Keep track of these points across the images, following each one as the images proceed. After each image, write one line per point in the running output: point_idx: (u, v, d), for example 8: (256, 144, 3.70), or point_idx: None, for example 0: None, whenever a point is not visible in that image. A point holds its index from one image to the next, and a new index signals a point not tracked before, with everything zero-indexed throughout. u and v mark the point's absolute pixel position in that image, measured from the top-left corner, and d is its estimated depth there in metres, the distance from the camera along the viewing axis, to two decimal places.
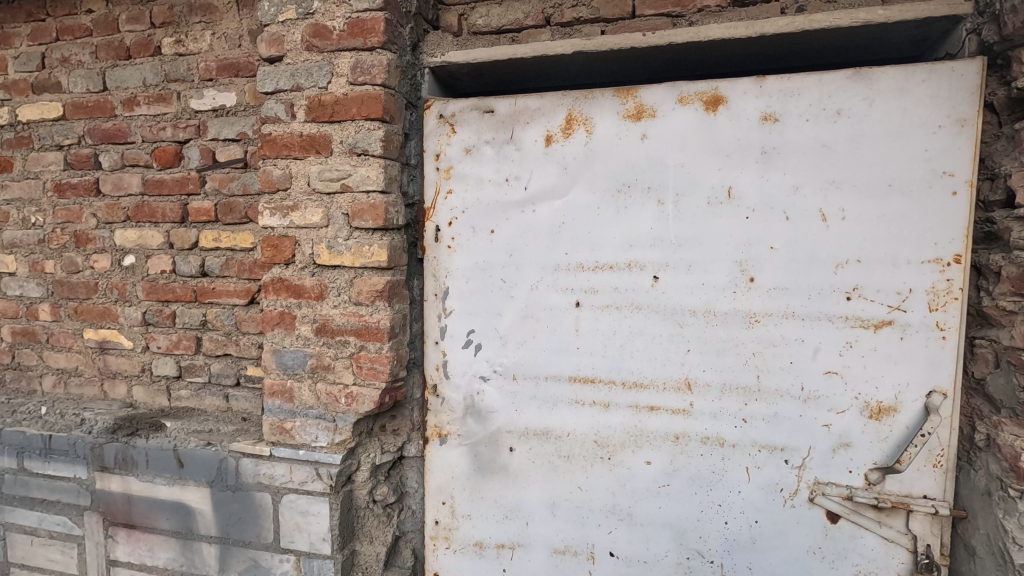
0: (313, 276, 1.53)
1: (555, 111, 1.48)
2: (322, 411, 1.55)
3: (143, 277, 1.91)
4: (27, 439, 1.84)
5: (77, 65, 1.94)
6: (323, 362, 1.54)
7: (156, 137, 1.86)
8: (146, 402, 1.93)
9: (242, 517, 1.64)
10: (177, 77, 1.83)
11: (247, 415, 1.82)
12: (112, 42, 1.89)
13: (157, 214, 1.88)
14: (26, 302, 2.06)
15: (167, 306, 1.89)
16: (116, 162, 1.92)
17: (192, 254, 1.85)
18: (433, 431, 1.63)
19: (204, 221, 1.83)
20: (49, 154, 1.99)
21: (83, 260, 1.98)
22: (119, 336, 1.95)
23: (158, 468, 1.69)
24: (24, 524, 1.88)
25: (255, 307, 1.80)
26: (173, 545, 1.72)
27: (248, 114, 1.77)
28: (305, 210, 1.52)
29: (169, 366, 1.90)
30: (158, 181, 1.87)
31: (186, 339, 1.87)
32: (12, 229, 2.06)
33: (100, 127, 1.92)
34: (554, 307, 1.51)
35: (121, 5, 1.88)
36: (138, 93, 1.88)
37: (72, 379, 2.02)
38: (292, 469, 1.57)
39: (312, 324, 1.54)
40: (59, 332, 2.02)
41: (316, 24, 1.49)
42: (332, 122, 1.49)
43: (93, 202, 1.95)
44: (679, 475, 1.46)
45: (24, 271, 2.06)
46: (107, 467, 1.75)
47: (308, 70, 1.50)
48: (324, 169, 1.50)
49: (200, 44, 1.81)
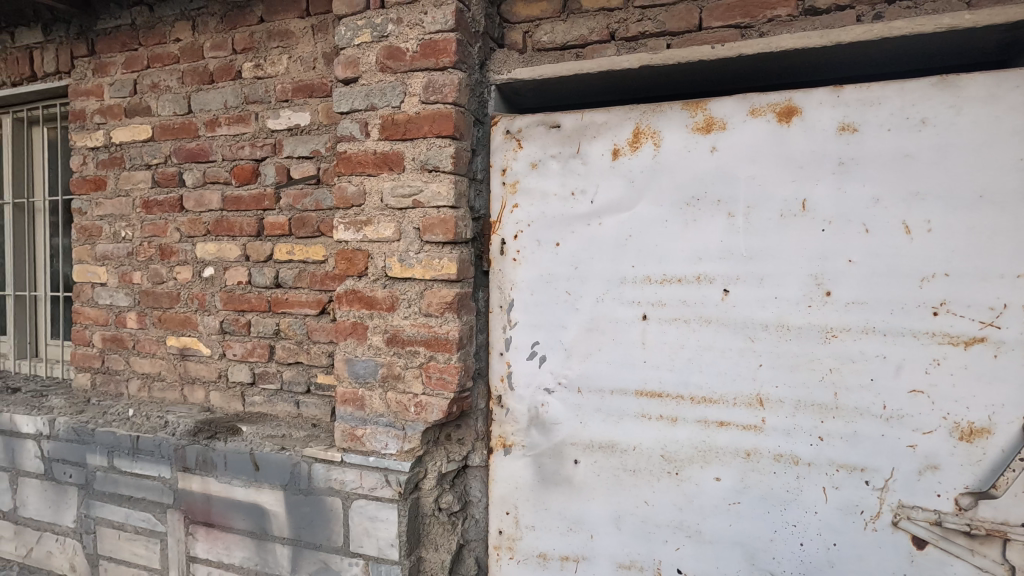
0: (385, 288, 1.58)
1: (622, 125, 1.49)
2: (391, 419, 1.60)
3: (221, 288, 2.02)
4: (116, 439, 1.96)
5: (165, 89, 2.08)
6: (393, 371, 1.58)
7: (235, 156, 1.97)
8: (222, 407, 2.03)
9: (313, 519, 1.70)
10: (256, 99, 1.94)
11: (316, 421, 1.89)
12: (196, 68, 2.02)
13: (235, 228, 1.99)
14: (115, 310, 2.21)
15: (243, 315, 1.98)
16: (199, 180, 2.04)
17: (267, 266, 1.95)
18: (497, 441, 1.65)
19: (278, 234, 1.92)
20: (139, 173, 2.14)
21: (167, 271, 2.11)
22: (198, 343, 2.06)
23: (236, 470, 1.78)
24: (113, 519, 2.01)
25: (325, 317, 1.87)
26: (248, 545, 1.80)
27: (321, 133, 1.86)
28: (378, 225, 1.58)
29: (244, 373, 1.99)
30: (237, 197, 1.98)
31: (260, 347, 1.96)
32: (104, 242, 2.22)
33: (185, 147, 2.05)
34: (619, 320, 1.51)
35: (206, 33, 2.01)
36: (220, 115, 1.99)
37: (155, 383, 2.14)
38: (362, 475, 1.62)
39: (383, 334, 1.59)
40: (144, 339, 2.15)
41: (390, 46, 1.55)
42: (405, 140, 1.54)
43: (177, 218, 2.08)
44: (749, 493, 1.43)
45: (114, 282, 2.21)
46: (189, 468, 1.85)
47: (382, 90, 1.56)
48: (397, 185, 1.55)
49: (278, 67, 1.91)
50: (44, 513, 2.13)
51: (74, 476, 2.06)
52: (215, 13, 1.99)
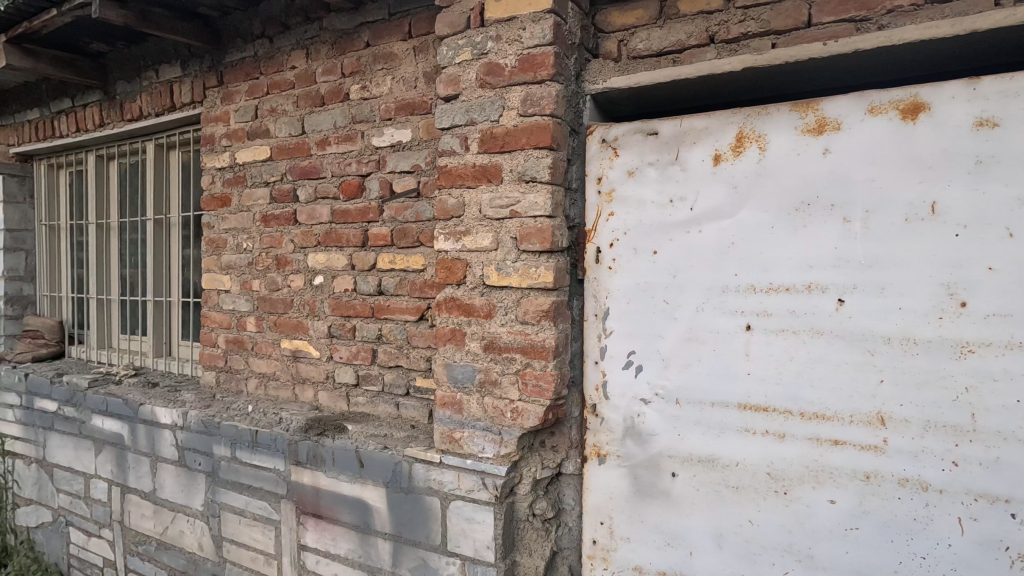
0: (482, 296, 1.63)
1: (724, 129, 1.45)
2: (488, 423, 1.64)
3: (330, 295, 2.17)
4: (238, 433, 2.16)
5: (282, 113, 2.27)
6: (490, 377, 1.63)
7: (343, 172, 2.12)
8: (329, 406, 2.17)
9: (413, 517, 1.77)
10: (362, 118, 2.07)
11: (414, 422, 1.97)
12: (309, 92, 2.19)
13: (342, 239, 2.13)
14: (237, 315, 2.43)
15: (348, 321, 2.12)
16: (311, 195, 2.21)
17: (371, 275, 2.07)
18: (591, 450, 1.65)
19: (381, 245, 2.04)
20: (259, 190, 2.35)
21: (282, 279, 2.29)
22: (308, 346, 2.22)
23: (342, 466, 1.90)
24: (234, 505, 2.20)
25: (424, 323, 1.96)
26: (353, 537, 1.91)
27: (421, 148, 1.95)
28: (477, 235, 1.63)
29: (349, 374, 2.12)
30: (344, 211, 2.12)
31: (363, 350, 2.08)
32: (228, 253, 2.45)
33: (299, 165, 2.23)
34: (721, 330, 1.46)
35: (318, 60, 2.17)
36: (330, 135, 2.15)
37: (271, 382, 2.33)
38: (460, 477, 1.68)
39: (481, 340, 1.64)
40: (262, 341, 2.35)
41: (489, 63, 1.60)
42: (503, 152, 1.59)
43: (291, 230, 2.26)
44: (868, 518, 1.33)
45: (236, 289, 2.43)
46: (301, 462, 2.00)
47: (481, 106, 1.62)
48: (495, 196, 1.60)
49: (382, 88, 2.03)
50: (178, 496, 2.38)
51: (202, 464, 2.28)
52: (326, 41, 2.15)
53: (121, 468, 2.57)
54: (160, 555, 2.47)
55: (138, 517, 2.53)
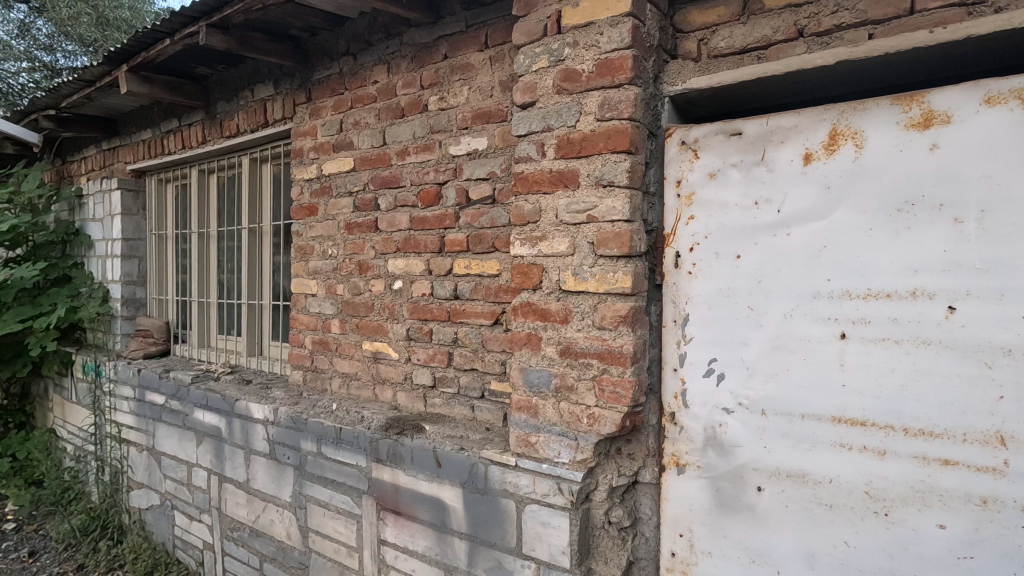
0: (559, 301, 1.64)
1: (816, 127, 1.37)
2: (564, 428, 1.64)
3: (408, 299, 2.25)
4: (323, 429, 2.28)
5: (365, 126, 2.39)
6: (566, 382, 1.62)
7: (421, 181, 2.19)
8: (407, 406, 2.25)
9: (489, 519, 1.80)
10: (440, 128, 2.14)
11: (489, 425, 2.00)
12: (390, 105, 2.29)
13: (420, 245, 2.20)
14: (322, 318, 2.57)
15: (426, 324, 2.19)
16: (391, 204, 2.30)
17: (448, 279, 2.12)
18: (670, 460, 1.61)
19: (457, 250, 2.09)
20: (343, 200, 2.47)
21: (364, 284, 2.40)
22: (388, 348, 2.31)
23: (420, 465, 1.96)
24: (320, 498, 2.33)
25: (499, 327, 1.99)
26: (430, 535, 1.96)
27: (497, 155, 1.99)
28: (553, 240, 1.64)
29: (426, 376, 2.19)
30: (422, 218, 2.19)
31: (440, 353, 2.14)
32: (315, 259, 2.60)
33: (380, 175, 2.33)
34: (812, 338, 1.39)
35: (399, 74, 2.27)
36: (409, 145, 2.23)
37: (353, 382, 2.45)
38: (536, 481, 1.69)
39: (557, 345, 1.64)
40: (345, 343, 2.47)
41: (567, 69, 1.61)
42: (580, 157, 1.59)
43: (373, 237, 2.37)
44: (985, 547, 1.21)
45: (322, 293, 2.58)
46: (381, 459, 2.08)
47: (558, 112, 1.63)
48: (572, 201, 1.60)
49: (459, 98, 2.08)
50: (268, 487, 2.54)
51: (291, 457, 2.43)
52: (406, 55, 2.24)
53: (219, 458, 2.78)
54: (253, 541, 2.65)
55: (234, 504, 2.73)
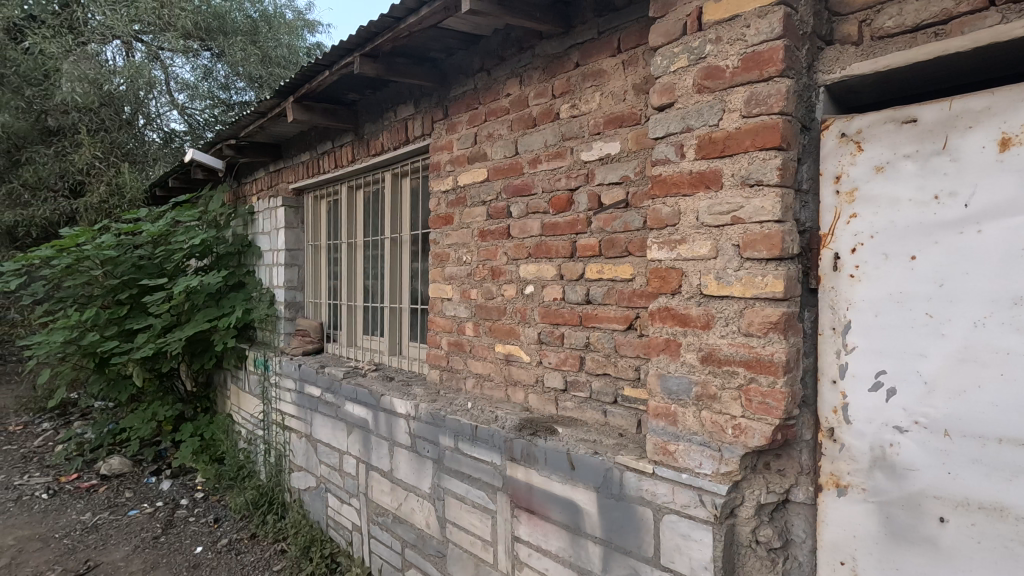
0: (700, 306, 1.58)
1: (1016, 108, 1.20)
2: (706, 438, 1.58)
3: (539, 303, 2.30)
4: (460, 426, 2.40)
5: (498, 137, 2.49)
6: (708, 391, 1.56)
7: (553, 188, 2.23)
8: (538, 408, 2.29)
9: (624, 525, 1.78)
10: (572, 135, 2.17)
11: (622, 431, 1.98)
12: (523, 116, 2.37)
13: (552, 250, 2.24)
14: (458, 321, 2.72)
15: (557, 328, 2.22)
16: (522, 211, 2.38)
17: (579, 284, 2.14)
18: (827, 479, 1.48)
19: (590, 255, 2.10)
20: (477, 209, 2.60)
21: (497, 288, 2.50)
22: (520, 350, 2.38)
23: (554, 466, 1.99)
24: (457, 491, 2.46)
25: (632, 333, 1.97)
26: (564, 536, 1.99)
27: (630, 159, 1.97)
28: (694, 243, 1.59)
29: (557, 380, 2.22)
30: (553, 223, 2.23)
31: (572, 357, 2.16)
32: (451, 265, 2.76)
33: (512, 184, 2.41)
34: (1012, 350, 1.20)
35: (531, 85, 2.34)
36: (541, 153, 2.29)
37: (486, 382, 2.55)
38: (675, 491, 1.64)
39: (698, 352, 1.59)
40: (479, 345, 2.59)
41: (708, 66, 1.56)
42: (723, 157, 1.53)
43: (505, 243, 2.46)
44: None
45: (457, 297, 2.72)
46: (515, 458, 2.15)
47: (699, 111, 1.58)
48: (714, 203, 1.55)
49: (591, 104, 2.10)
50: (410, 477, 2.74)
51: (430, 451, 2.59)
52: (538, 67, 2.31)
53: (366, 448, 3.05)
54: (396, 527, 2.87)
55: (379, 491, 2.98)
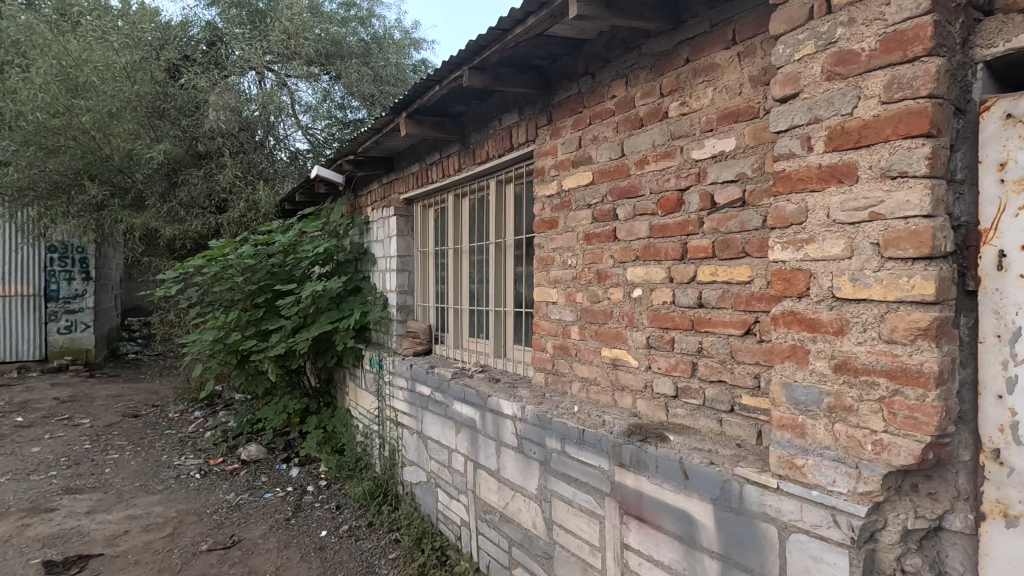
0: (831, 310, 1.47)
1: None
2: (840, 453, 1.45)
3: (648, 307, 2.24)
4: (567, 429, 2.41)
5: (603, 140, 2.47)
6: (843, 402, 1.44)
7: (662, 188, 2.17)
8: (647, 414, 2.23)
9: (745, 541, 1.69)
10: (682, 133, 2.10)
11: (740, 441, 1.88)
12: (629, 117, 2.33)
13: (661, 253, 2.18)
14: (563, 324, 2.73)
15: (667, 332, 2.16)
16: (629, 213, 2.33)
17: (690, 287, 2.06)
18: (992, 507, 1.30)
19: (702, 257, 2.02)
20: (582, 212, 2.59)
21: (603, 292, 2.48)
22: (627, 355, 2.34)
23: (665, 475, 1.94)
24: (564, 494, 2.47)
25: (751, 338, 1.86)
26: (677, 548, 1.92)
27: (747, 155, 1.87)
28: (824, 242, 1.48)
29: (668, 386, 2.15)
30: (662, 225, 2.17)
31: (683, 362, 2.08)
32: (556, 269, 2.78)
33: (618, 186, 2.38)
34: None
35: (638, 85, 2.30)
36: (649, 154, 2.24)
37: (592, 386, 2.54)
38: (803, 508, 1.53)
39: (829, 359, 1.47)
40: (584, 348, 2.58)
41: (839, 51, 1.45)
42: (858, 148, 1.41)
43: (611, 246, 2.43)
44: None
45: (562, 301, 2.74)
46: (624, 464, 2.11)
47: (829, 100, 1.47)
48: (848, 198, 1.43)
49: (703, 100, 2.03)
50: (517, 477, 2.79)
51: (537, 453, 2.63)
52: (645, 66, 2.26)
53: (474, 447, 3.15)
54: (503, 525, 2.93)
55: (486, 490, 3.07)
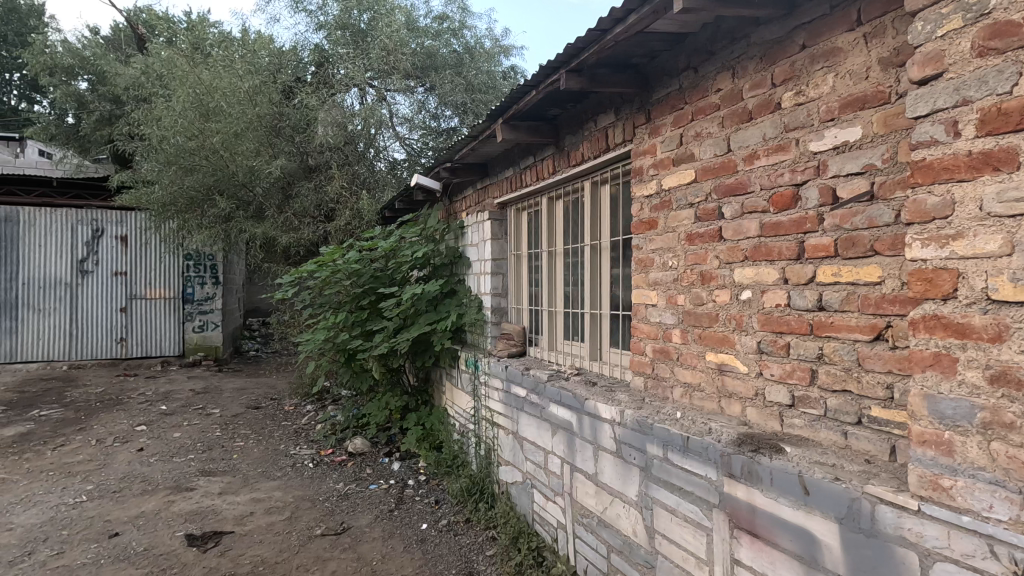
0: (985, 314, 1.31)
1: None
2: (998, 476, 1.29)
3: (758, 310, 2.12)
4: (670, 436, 2.33)
5: (707, 136, 2.38)
6: (1001, 417, 1.28)
7: (774, 184, 2.05)
8: (759, 423, 2.11)
9: (878, 567, 1.55)
10: (797, 125, 1.97)
11: (870, 457, 1.72)
12: (736, 110, 2.23)
13: (773, 252, 2.05)
14: (664, 327, 2.65)
15: (781, 337, 2.02)
16: (737, 212, 2.22)
17: (808, 289, 1.92)
18: None
19: (822, 256, 1.88)
20: (684, 212, 2.50)
21: (708, 294, 2.37)
22: (736, 360, 2.22)
23: (782, 489, 1.82)
24: (667, 503, 2.39)
25: (881, 344, 1.71)
26: (796, 567, 1.80)
27: (876, 144, 1.72)
28: (975, 239, 1.32)
29: (782, 394, 2.02)
30: (775, 223, 2.04)
31: (800, 370, 1.95)
32: (655, 271, 2.70)
33: (725, 183, 2.28)
34: None
35: (745, 76, 2.18)
36: (759, 148, 2.12)
37: (696, 392, 2.44)
38: (952, 535, 1.37)
39: (983, 369, 1.31)
40: (687, 352, 2.49)
41: (994, 23, 1.29)
42: (1020, 131, 1.25)
43: (716, 246, 2.33)
44: None
45: (662, 303, 2.66)
46: (734, 475, 2.01)
47: (981, 78, 1.31)
48: (1007, 188, 1.27)
49: (822, 88, 1.89)
50: (616, 483, 2.75)
51: (637, 458, 2.57)
52: (754, 56, 2.15)
53: (571, 450, 3.14)
54: (602, 530, 2.90)
55: (583, 493, 3.04)
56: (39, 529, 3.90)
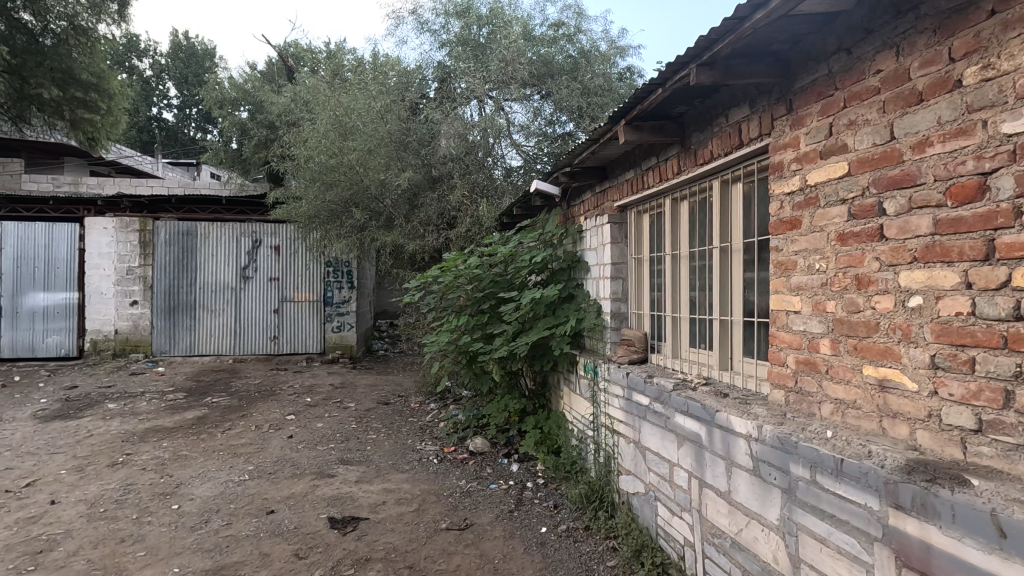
0: None
1: None
2: None
3: (931, 319, 1.85)
4: (820, 457, 2.11)
5: (863, 124, 2.13)
6: None
7: (953, 174, 1.78)
8: (933, 449, 1.84)
9: None
10: (983, 104, 1.70)
11: None
12: (901, 93, 1.97)
13: (951, 253, 1.78)
14: (809, 336, 2.42)
15: (963, 350, 1.75)
16: (902, 207, 1.96)
17: (1000, 295, 1.64)
18: None
19: (1020, 256, 1.59)
20: (834, 209, 2.27)
21: (865, 300, 2.12)
22: (901, 375, 1.96)
23: (969, 527, 1.58)
24: (816, 530, 2.16)
25: None
26: None
27: None
28: None
29: (964, 417, 1.74)
30: (955, 219, 1.77)
31: (989, 389, 1.67)
32: (799, 274, 2.47)
33: (887, 175, 2.02)
34: None
35: (913, 54, 1.93)
36: (931, 133, 1.86)
37: (850, 410, 2.19)
38: None
39: None
40: (839, 365, 2.24)
41: None
42: None
43: (876, 246, 2.07)
44: None
45: (808, 310, 2.43)
46: (902, 507, 1.77)
47: None
48: None
49: (1018, 59, 1.61)
50: (753, 503, 2.55)
51: (778, 479, 2.36)
52: (925, 30, 1.89)
53: (700, 464, 2.98)
54: (735, 553, 2.70)
55: (715, 512, 2.86)
56: (213, 501, 4.50)
